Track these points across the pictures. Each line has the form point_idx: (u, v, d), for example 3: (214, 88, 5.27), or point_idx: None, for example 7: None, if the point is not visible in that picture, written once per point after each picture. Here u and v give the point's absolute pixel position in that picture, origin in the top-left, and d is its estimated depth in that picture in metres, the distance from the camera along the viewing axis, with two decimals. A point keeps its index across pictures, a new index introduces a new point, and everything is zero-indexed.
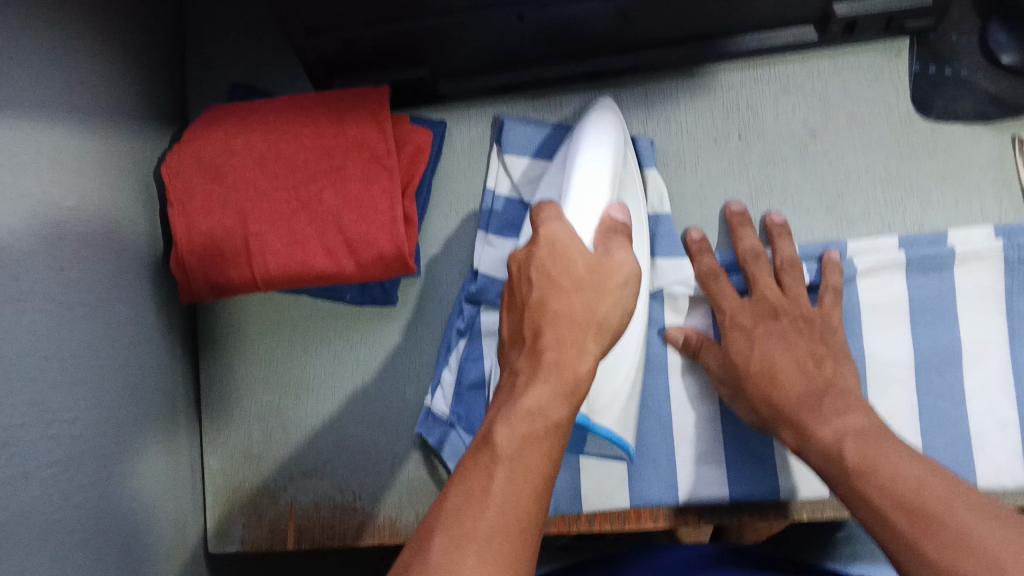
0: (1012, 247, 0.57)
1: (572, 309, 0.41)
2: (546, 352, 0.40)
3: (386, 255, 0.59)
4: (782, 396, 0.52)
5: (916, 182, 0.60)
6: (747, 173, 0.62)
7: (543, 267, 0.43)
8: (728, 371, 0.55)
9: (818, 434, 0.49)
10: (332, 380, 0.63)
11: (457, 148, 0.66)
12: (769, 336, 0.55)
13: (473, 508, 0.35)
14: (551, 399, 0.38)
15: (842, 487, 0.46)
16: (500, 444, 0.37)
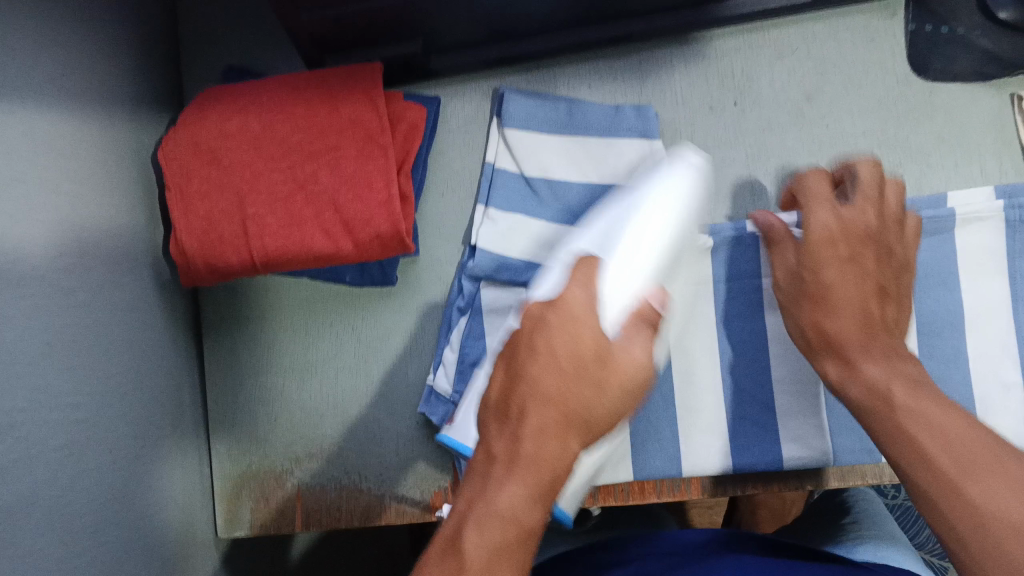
0: (1013, 208, 0.57)
1: (563, 402, 0.37)
2: (525, 443, 0.37)
3: (384, 235, 0.59)
4: (863, 321, 0.45)
5: (915, 144, 0.60)
6: (743, 141, 0.62)
7: (546, 344, 0.38)
8: (793, 282, 0.49)
9: (865, 367, 0.43)
10: (335, 362, 0.64)
11: (452, 125, 0.65)
12: (851, 263, 0.47)
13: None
14: (526, 497, 0.36)
15: (893, 437, 0.39)
16: (470, 543, 0.35)
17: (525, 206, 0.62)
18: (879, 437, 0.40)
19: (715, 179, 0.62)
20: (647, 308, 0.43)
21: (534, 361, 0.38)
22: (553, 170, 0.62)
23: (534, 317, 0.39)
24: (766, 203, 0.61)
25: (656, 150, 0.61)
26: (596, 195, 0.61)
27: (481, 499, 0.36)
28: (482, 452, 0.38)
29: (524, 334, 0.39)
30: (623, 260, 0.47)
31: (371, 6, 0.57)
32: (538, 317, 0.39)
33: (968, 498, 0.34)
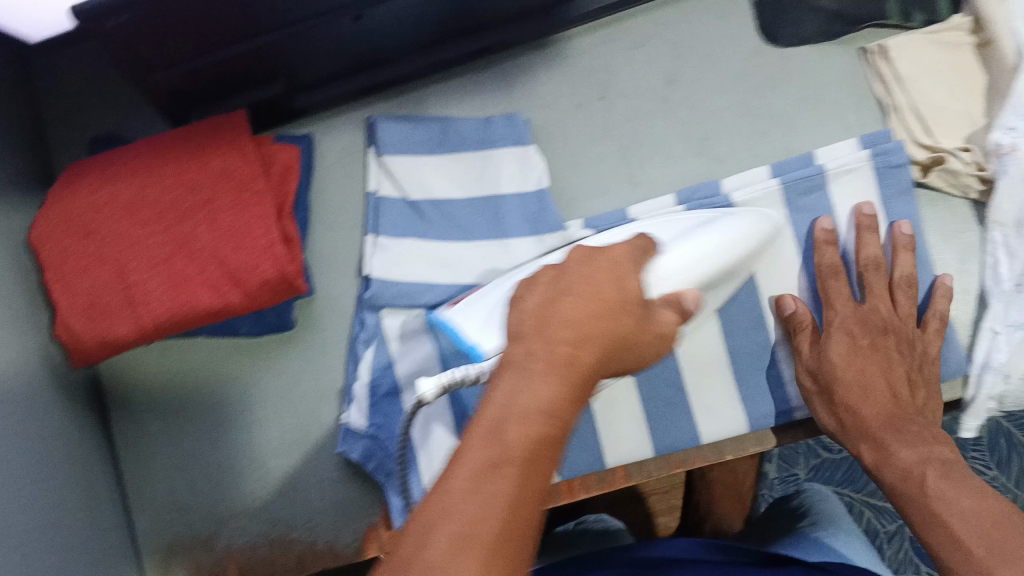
0: (880, 155, 0.60)
1: (601, 325, 0.38)
2: (563, 346, 0.36)
3: (273, 281, 0.58)
4: (870, 399, 0.56)
5: (779, 109, 0.62)
6: (614, 133, 0.63)
7: (593, 279, 0.39)
8: (821, 366, 0.57)
9: (898, 453, 0.53)
10: (247, 416, 0.63)
11: (328, 159, 0.64)
12: (873, 352, 0.57)
13: (490, 489, 0.32)
14: (569, 398, 0.35)
15: (919, 505, 0.50)
16: (512, 433, 0.33)
17: (414, 229, 0.62)
18: (919, 504, 0.50)
19: (592, 174, 0.63)
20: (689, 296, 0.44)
21: (570, 295, 0.38)
22: (435, 188, 0.62)
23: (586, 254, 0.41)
24: (646, 189, 0.62)
25: (533, 156, 0.62)
26: (479, 208, 0.62)
27: (519, 392, 0.34)
28: (516, 345, 0.37)
29: (573, 267, 0.40)
30: (687, 244, 0.51)
31: (224, 56, 0.56)
32: (592, 259, 0.41)
33: (973, 551, 0.46)
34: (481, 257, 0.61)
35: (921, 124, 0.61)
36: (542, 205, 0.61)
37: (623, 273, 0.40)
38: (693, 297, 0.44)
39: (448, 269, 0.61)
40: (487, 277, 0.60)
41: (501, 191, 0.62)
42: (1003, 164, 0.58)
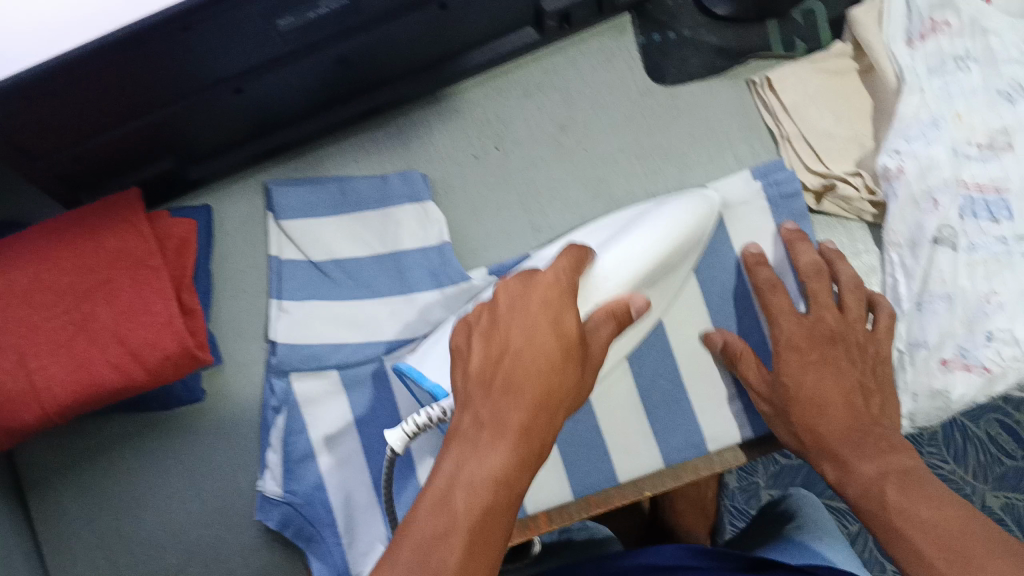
0: (771, 185, 0.61)
1: (548, 380, 0.40)
2: (516, 411, 0.39)
3: (176, 354, 0.58)
4: (828, 418, 0.54)
5: (671, 148, 0.63)
6: (511, 182, 0.64)
7: (528, 330, 0.41)
8: (772, 388, 0.56)
9: (859, 468, 0.52)
10: (164, 489, 0.62)
11: (228, 226, 0.65)
12: (823, 364, 0.56)
13: (438, 553, 0.34)
14: (518, 466, 0.38)
15: (880, 520, 0.49)
16: (458, 503, 0.36)
17: (320, 289, 0.62)
18: (879, 521, 0.49)
19: (493, 221, 0.64)
20: (632, 303, 0.47)
21: (513, 357, 0.41)
22: (337, 248, 0.62)
23: (521, 286, 0.44)
24: (547, 235, 0.63)
25: (433, 212, 0.63)
26: (384, 265, 0.62)
27: (468, 463, 0.37)
28: (467, 415, 0.40)
29: (511, 312, 0.43)
30: (623, 239, 0.52)
31: (122, 131, 0.56)
32: (525, 301, 0.43)
33: (923, 552, 0.45)
34: (389, 314, 0.61)
35: (810, 150, 0.62)
36: (444, 259, 0.62)
37: (556, 310, 0.42)
38: (636, 303, 0.48)
39: (357, 328, 0.61)
40: (397, 333, 0.61)
41: (403, 248, 0.62)
42: (892, 187, 0.60)
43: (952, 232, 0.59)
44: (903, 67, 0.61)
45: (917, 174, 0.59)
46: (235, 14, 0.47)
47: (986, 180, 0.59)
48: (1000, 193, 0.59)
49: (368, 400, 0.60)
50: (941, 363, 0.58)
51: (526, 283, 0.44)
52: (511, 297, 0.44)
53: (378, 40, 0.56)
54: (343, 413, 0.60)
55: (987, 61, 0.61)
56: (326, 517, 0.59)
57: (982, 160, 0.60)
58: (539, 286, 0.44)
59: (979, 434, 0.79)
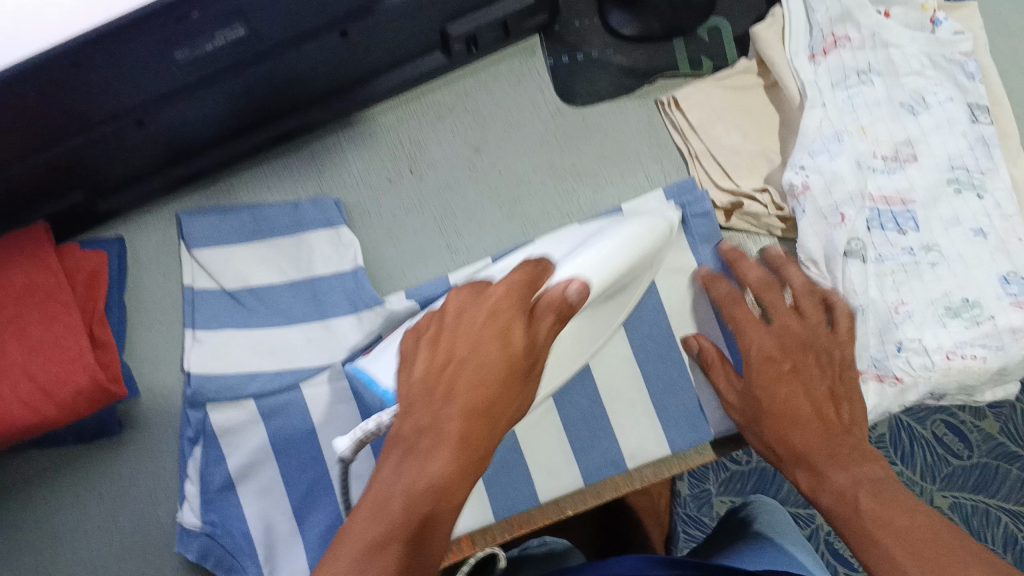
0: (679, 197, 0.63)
1: (491, 387, 0.41)
2: (455, 419, 0.39)
3: (89, 390, 0.57)
4: (797, 430, 0.55)
5: (582, 167, 0.65)
6: (427, 205, 0.64)
7: (473, 341, 0.42)
8: (743, 396, 0.58)
9: (832, 477, 0.53)
10: (83, 524, 0.62)
11: (143, 258, 0.64)
12: (794, 377, 0.57)
13: (377, 565, 0.33)
14: (456, 476, 0.37)
15: (852, 533, 0.50)
16: (394, 512, 0.35)
17: (234, 318, 0.61)
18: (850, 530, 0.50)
19: (409, 244, 0.64)
20: (569, 291, 0.45)
21: (457, 364, 0.41)
22: (252, 275, 0.62)
23: (466, 301, 0.45)
24: (464, 257, 0.64)
25: (348, 236, 0.63)
26: (300, 291, 0.62)
27: (405, 468, 0.37)
28: (405, 422, 0.40)
29: (461, 326, 0.43)
30: (587, 251, 0.50)
31: (27, 166, 0.54)
32: (471, 313, 0.44)
33: (891, 556, 0.46)
34: (307, 338, 0.61)
35: (718, 169, 0.64)
36: (358, 283, 0.62)
37: (505, 327, 0.43)
38: (574, 289, 0.45)
39: (273, 357, 0.61)
40: (314, 359, 0.61)
41: (318, 274, 0.63)
42: (799, 204, 0.60)
43: (860, 246, 0.59)
44: (805, 84, 0.62)
45: (822, 190, 0.60)
46: (130, 47, 0.46)
47: (892, 192, 0.61)
48: (907, 204, 0.60)
49: (287, 427, 0.60)
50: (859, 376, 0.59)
51: (479, 295, 0.46)
52: (460, 307, 0.45)
53: (281, 66, 0.56)
54: (259, 443, 0.60)
55: (889, 74, 0.62)
56: (246, 546, 0.59)
57: (888, 172, 0.61)
58: (490, 301, 0.44)
59: (926, 434, 0.84)
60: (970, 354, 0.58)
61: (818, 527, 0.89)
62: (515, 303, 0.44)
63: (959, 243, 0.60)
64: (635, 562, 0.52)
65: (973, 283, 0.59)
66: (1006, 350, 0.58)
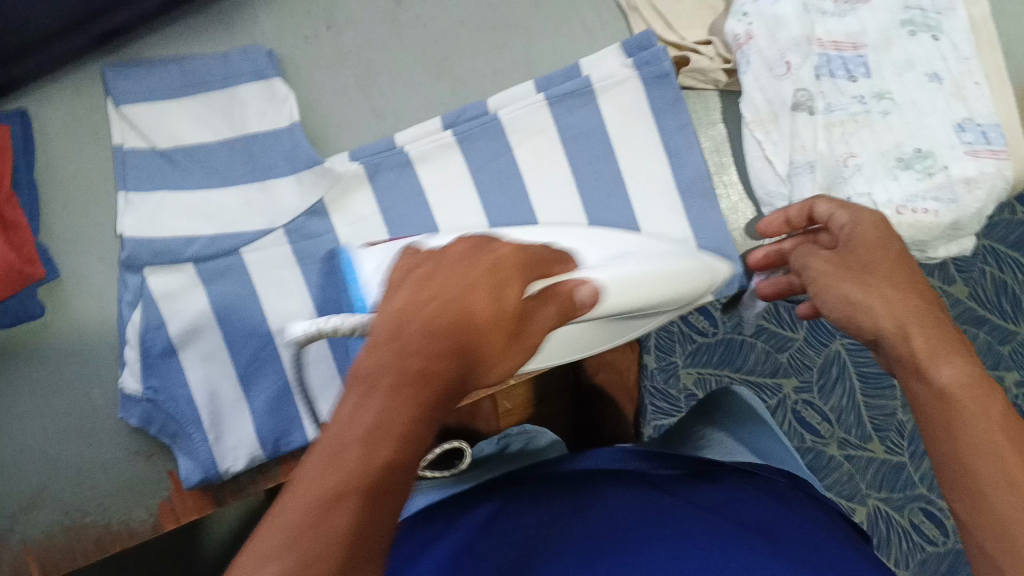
0: (645, 63, 0.58)
1: (466, 335, 0.34)
2: (418, 356, 0.32)
3: (3, 272, 0.54)
4: (888, 302, 0.43)
5: (512, 18, 0.61)
6: (348, 64, 0.61)
7: (466, 283, 0.36)
8: (843, 265, 0.47)
9: (943, 368, 0.39)
10: (13, 411, 0.59)
11: (51, 132, 0.61)
12: (897, 263, 0.45)
13: (331, 518, 0.27)
14: (424, 419, 0.30)
15: (956, 441, 0.37)
16: (355, 459, 0.28)
17: (167, 180, 0.58)
18: (945, 435, 0.38)
19: (335, 110, 0.61)
20: (578, 292, 0.43)
21: (438, 303, 0.35)
22: (183, 134, 0.59)
23: (469, 251, 0.40)
24: (391, 121, 0.61)
25: (281, 87, 0.59)
26: (234, 150, 0.59)
27: (365, 410, 0.29)
28: (365, 360, 0.32)
29: (450, 269, 0.38)
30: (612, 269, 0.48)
31: None
32: (473, 260, 0.39)
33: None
34: (245, 202, 0.59)
35: (659, 16, 0.60)
36: (295, 139, 0.59)
37: (503, 279, 0.38)
38: (583, 292, 0.43)
39: (210, 222, 0.58)
40: (253, 224, 0.59)
41: (251, 130, 0.59)
42: (744, 55, 0.57)
43: (808, 95, 0.57)
44: None
45: (765, 38, 0.57)
46: None
47: (843, 37, 0.57)
48: (858, 48, 0.57)
49: (226, 294, 0.59)
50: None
51: (478, 248, 0.40)
52: (460, 255, 0.39)
53: None
54: (200, 308, 0.58)
55: None
56: (189, 413, 0.58)
57: (838, 15, 0.58)
58: (491, 254, 0.39)
59: None
60: (922, 208, 0.55)
61: (784, 397, 0.89)
62: (518, 266, 0.40)
63: (912, 89, 0.56)
64: (612, 454, 0.61)
65: (926, 131, 0.56)
66: (959, 202, 0.55)
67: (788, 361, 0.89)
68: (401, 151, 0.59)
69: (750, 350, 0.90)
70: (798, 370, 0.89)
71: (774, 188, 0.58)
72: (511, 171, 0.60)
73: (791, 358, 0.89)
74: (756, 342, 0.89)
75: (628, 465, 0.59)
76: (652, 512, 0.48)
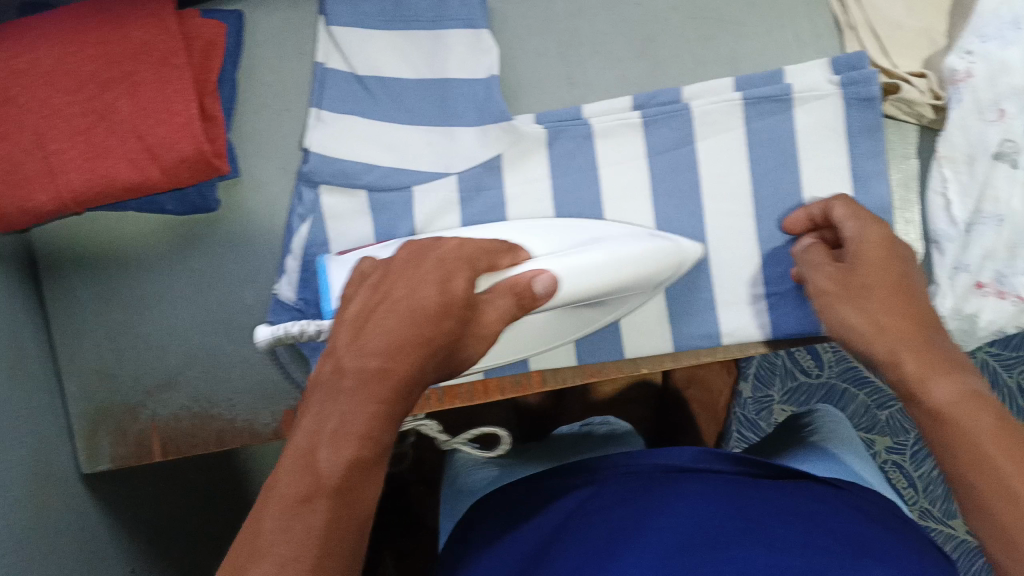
0: (853, 83, 0.57)
1: (416, 331, 0.37)
2: (374, 356, 0.36)
3: (191, 158, 0.56)
4: (879, 328, 0.47)
5: (726, 14, 0.61)
6: (553, 28, 0.62)
7: (415, 283, 0.40)
8: (843, 285, 0.50)
9: (936, 388, 0.42)
10: (171, 294, 0.63)
11: (262, 38, 0.63)
12: (878, 288, 0.48)
13: (306, 521, 0.30)
14: (384, 417, 0.34)
15: (938, 448, 0.40)
16: (322, 461, 0.32)
17: (359, 105, 0.60)
18: (941, 449, 0.40)
19: (530, 72, 0.62)
20: (537, 281, 0.44)
21: (389, 308, 0.38)
22: (384, 65, 0.60)
23: (416, 253, 0.42)
24: (582, 91, 0.61)
25: (488, 42, 0.60)
26: (427, 89, 0.60)
27: (332, 413, 0.34)
28: (329, 363, 0.37)
29: (397, 274, 0.41)
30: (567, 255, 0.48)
31: None
32: (419, 260, 0.42)
33: None
34: (429, 142, 0.60)
35: (876, 41, 0.59)
36: (489, 94, 0.59)
37: (447, 277, 0.40)
38: (543, 281, 0.44)
39: (391, 153, 0.60)
40: (431, 166, 0.60)
41: (449, 76, 0.60)
42: (956, 92, 0.56)
43: (1015, 146, 0.54)
44: None
45: (985, 80, 0.55)
46: None
47: None
48: None
49: (391, 226, 0.60)
50: (976, 286, 0.56)
51: (426, 248, 0.43)
52: (409, 257, 0.43)
53: None
54: (365, 233, 0.60)
55: None
56: None
57: None
58: (443, 252, 0.43)
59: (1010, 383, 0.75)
60: None
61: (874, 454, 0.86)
62: (466, 260, 0.42)
63: None
64: (691, 454, 0.58)
65: None
66: None
67: (886, 420, 0.86)
68: (588, 123, 0.60)
69: (850, 401, 0.87)
70: (894, 431, 0.86)
71: (942, 227, 0.58)
72: (690, 164, 0.60)
73: (890, 417, 0.86)
74: (859, 393, 0.87)
75: (709, 464, 0.57)
76: (744, 505, 0.48)
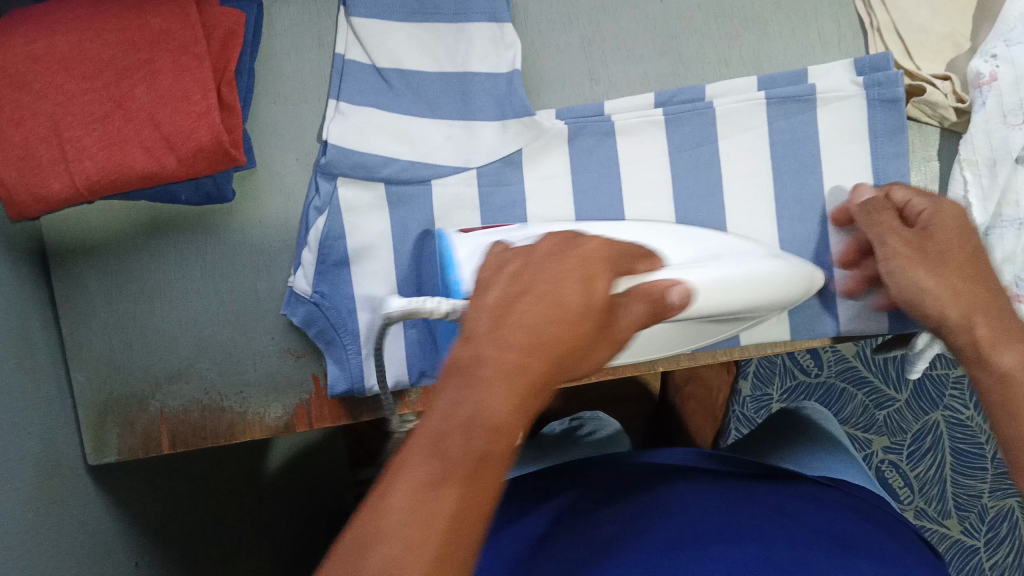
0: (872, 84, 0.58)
1: (559, 334, 0.31)
2: (515, 350, 0.30)
3: (209, 149, 0.55)
4: (955, 290, 0.49)
5: (751, 12, 0.61)
6: (577, 23, 0.61)
7: (558, 278, 0.32)
8: (921, 248, 0.51)
9: (1001, 356, 0.46)
10: (183, 285, 0.62)
11: (280, 27, 0.62)
12: (946, 255, 0.51)
13: (428, 507, 0.27)
14: (519, 411, 0.29)
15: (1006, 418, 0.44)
16: (451, 447, 0.28)
17: (379, 98, 0.59)
18: (1005, 412, 0.44)
19: (553, 66, 0.61)
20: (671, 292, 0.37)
21: (530, 307, 0.31)
22: (403, 57, 0.59)
23: (560, 245, 0.34)
24: (604, 87, 0.61)
25: (509, 32, 0.60)
26: (448, 83, 0.59)
27: (466, 395, 0.29)
28: (462, 350, 0.31)
29: (542, 263, 0.33)
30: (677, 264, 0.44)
31: None
32: (559, 255, 0.34)
33: None
34: (448, 137, 0.59)
35: (900, 44, 0.59)
36: (511, 87, 0.59)
37: (590, 274, 0.33)
38: (679, 290, 0.37)
39: (409, 146, 0.59)
40: (449, 160, 0.59)
41: (471, 69, 0.60)
42: (981, 95, 0.56)
43: None
44: None
45: (1010, 84, 0.55)
46: None
47: None
48: None
49: (409, 219, 0.60)
50: None
51: (566, 245, 0.35)
52: (546, 253, 0.34)
53: None
54: (382, 227, 0.60)
55: None
56: (350, 325, 0.60)
57: None
58: (580, 250, 0.34)
59: None
60: None
61: (871, 453, 0.88)
62: (607, 259, 0.35)
63: None
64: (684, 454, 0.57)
65: None
66: None
67: (884, 420, 0.87)
68: (609, 118, 0.60)
69: (848, 401, 0.89)
70: (891, 431, 0.87)
71: None
72: (711, 162, 0.59)
73: (887, 417, 0.87)
74: (857, 393, 0.89)
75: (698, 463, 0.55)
76: (739, 503, 0.48)
